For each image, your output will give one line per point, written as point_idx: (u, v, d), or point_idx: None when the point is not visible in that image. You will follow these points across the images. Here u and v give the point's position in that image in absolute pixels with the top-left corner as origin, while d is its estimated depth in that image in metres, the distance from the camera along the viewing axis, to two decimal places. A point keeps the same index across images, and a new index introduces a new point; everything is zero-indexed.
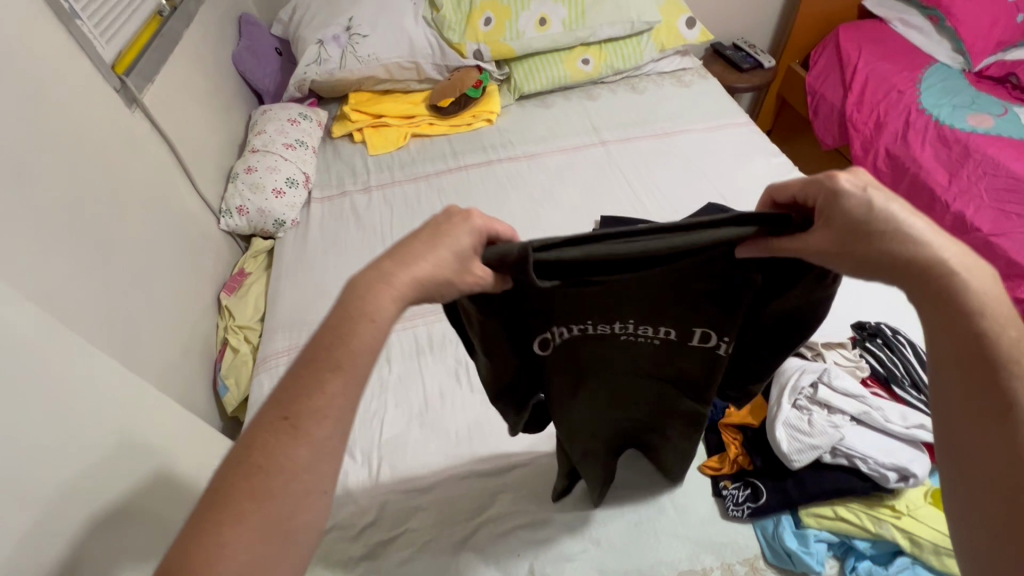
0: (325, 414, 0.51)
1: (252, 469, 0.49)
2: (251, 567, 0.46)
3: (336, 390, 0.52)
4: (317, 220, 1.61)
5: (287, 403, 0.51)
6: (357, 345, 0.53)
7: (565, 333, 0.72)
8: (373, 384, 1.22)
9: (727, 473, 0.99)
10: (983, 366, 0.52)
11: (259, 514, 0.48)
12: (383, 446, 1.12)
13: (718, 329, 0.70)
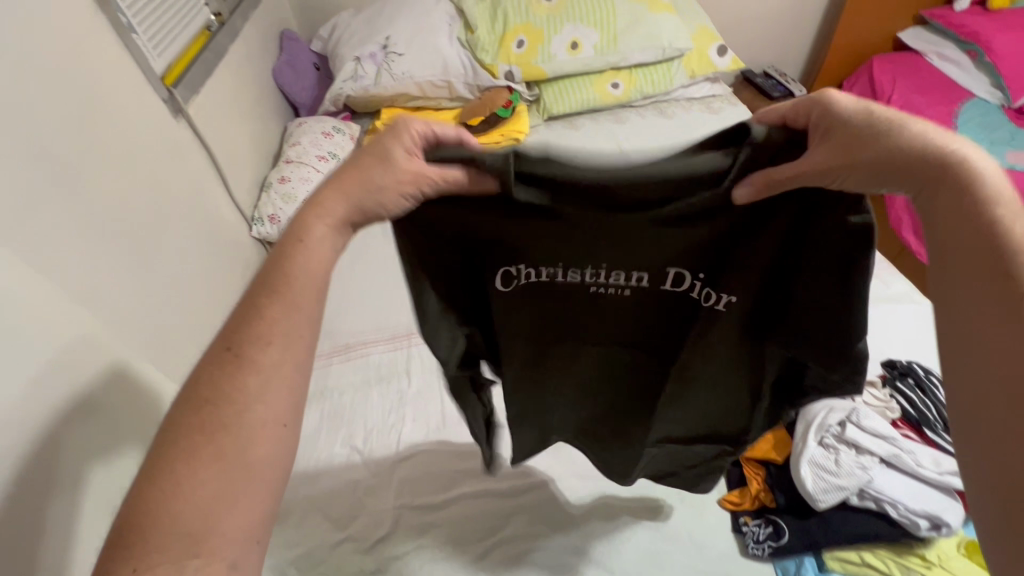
0: (269, 340, 0.59)
1: (200, 402, 0.57)
2: (212, 497, 0.53)
3: (275, 319, 0.60)
4: None
5: (229, 338, 0.60)
6: (297, 275, 0.61)
7: (537, 276, 0.71)
8: (392, 396, 1.23)
9: (748, 508, 0.96)
10: (1001, 279, 0.49)
11: (213, 444, 0.55)
12: (399, 460, 1.11)
13: (691, 268, 0.68)
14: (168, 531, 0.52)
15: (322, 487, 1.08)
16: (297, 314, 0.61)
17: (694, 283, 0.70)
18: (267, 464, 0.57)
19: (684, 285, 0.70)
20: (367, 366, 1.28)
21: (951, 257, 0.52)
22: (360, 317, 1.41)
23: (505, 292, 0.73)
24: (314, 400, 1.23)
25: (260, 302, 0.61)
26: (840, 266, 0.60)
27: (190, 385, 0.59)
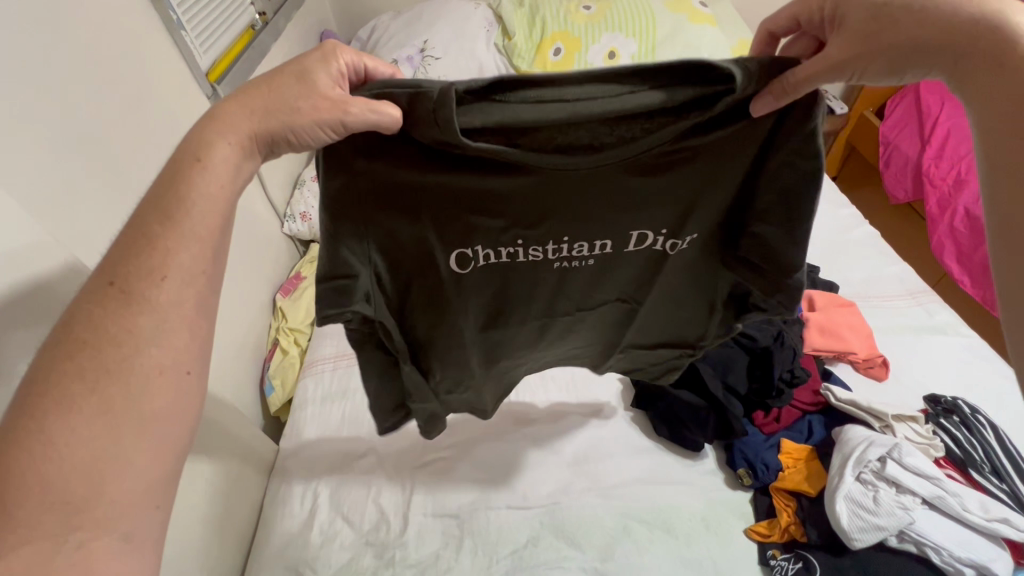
0: (163, 273, 0.49)
1: (76, 346, 0.46)
2: (92, 459, 0.43)
3: (175, 247, 0.50)
4: None
5: (111, 269, 0.49)
6: (192, 193, 0.51)
7: (496, 257, 0.71)
8: None
9: (777, 541, 0.93)
10: None
11: (90, 398, 0.44)
12: (419, 467, 1.10)
13: (652, 227, 0.70)
14: (41, 496, 0.41)
15: (341, 489, 1.08)
16: (200, 247, 0.51)
17: (656, 241, 0.73)
18: (158, 417, 0.46)
19: (648, 243, 0.73)
20: None
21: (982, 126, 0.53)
22: None
23: (460, 272, 0.72)
24: (337, 400, 1.23)
25: (150, 229, 0.50)
26: (780, 197, 0.66)
27: (62, 327, 0.47)
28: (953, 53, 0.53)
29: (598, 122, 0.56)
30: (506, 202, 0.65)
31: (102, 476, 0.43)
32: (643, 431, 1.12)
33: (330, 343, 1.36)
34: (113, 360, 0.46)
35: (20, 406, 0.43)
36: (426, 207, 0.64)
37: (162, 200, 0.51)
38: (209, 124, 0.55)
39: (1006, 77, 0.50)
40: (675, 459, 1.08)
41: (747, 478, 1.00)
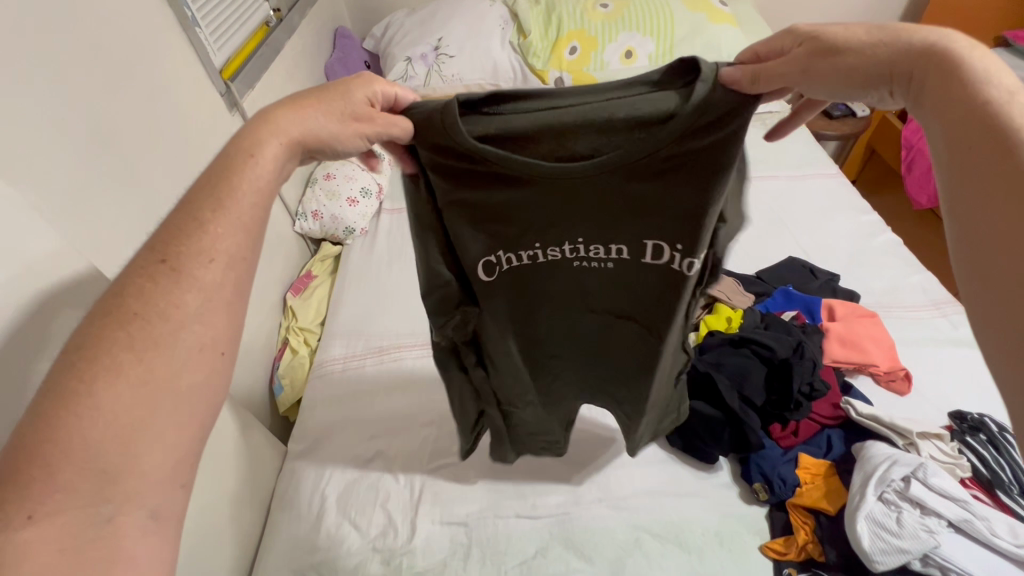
0: (211, 255, 0.52)
1: (125, 316, 0.48)
2: (128, 432, 0.44)
3: (222, 232, 0.53)
4: (385, 230, 1.68)
5: (162, 248, 0.52)
6: (241, 183, 0.55)
7: (518, 259, 0.77)
8: (423, 405, 1.21)
9: (793, 559, 0.91)
10: (981, 134, 0.51)
11: (136, 368, 0.46)
12: (428, 472, 1.09)
13: (667, 239, 0.72)
14: (82, 462, 0.43)
15: (350, 492, 1.07)
16: (247, 232, 0.54)
17: (672, 256, 0.74)
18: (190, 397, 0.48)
19: (664, 258, 0.75)
20: (401, 371, 1.28)
21: (943, 134, 0.54)
22: (397, 320, 1.40)
23: (489, 279, 0.78)
24: (347, 401, 1.22)
25: (201, 213, 0.53)
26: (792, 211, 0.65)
27: (109, 296, 0.49)
28: (901, 63, 0.56)
29: (588, 130, 0.63)
30: (524, 209, 0.70)
31: (139, 447, 0.45)
32: (656, 442, 1.10)
33: (340, 344, 1.36)
34: (160, 330, 0.48)
35: (64, 375, 0.45)
36: (462, 223, 0.71)
37: (216, 185, 0.55)
38: (262, 126, 0.59)
39: (945, 89, 0.54)
40: (689, 472, 1.05)
41: (763, 493, 0.98)
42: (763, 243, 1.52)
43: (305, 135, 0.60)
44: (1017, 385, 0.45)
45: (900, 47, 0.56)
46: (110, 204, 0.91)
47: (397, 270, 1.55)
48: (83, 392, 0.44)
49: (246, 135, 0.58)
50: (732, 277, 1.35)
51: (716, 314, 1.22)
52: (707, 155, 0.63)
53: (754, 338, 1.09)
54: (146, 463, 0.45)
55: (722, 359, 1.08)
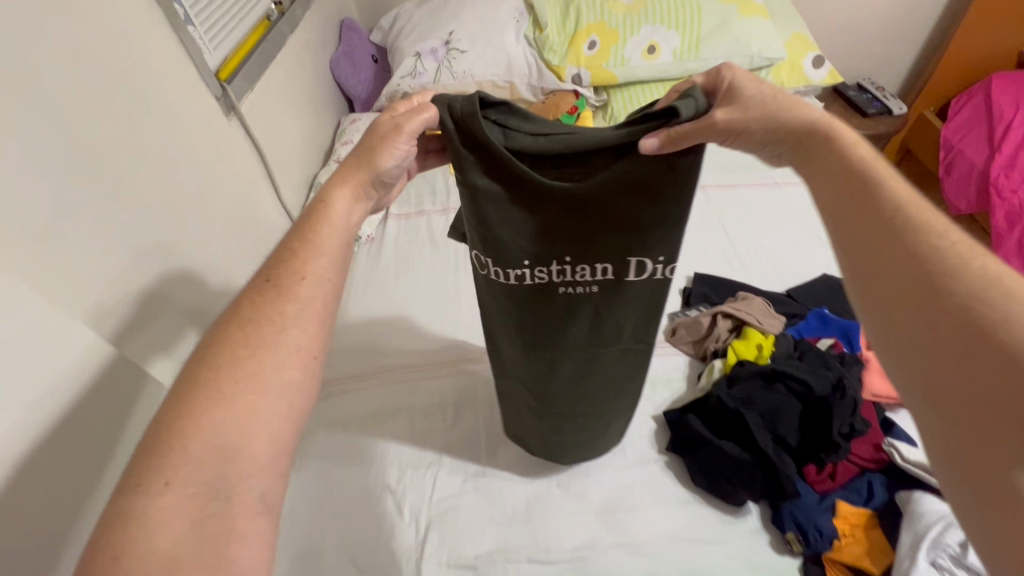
0: (303, 275, 0.70)
1: (242, 322, 0.66)
2: (241, 416, 0.60)
3: (315, 264, 0.71)
4: (392, 238, 1.60)
5: (267, 273, 0.71)
6: (322, 222, 0.73)
7: (508, 276, 0.83)
8: (431, 434, 1.14)
9: None
10: (863, 192, 0.63)
11: (252, 359, 0.64)
12: (434, 508, 1.03)
13: (649, 257, 0.80)
14: (209, 438, 0.58)
15: (353, 529, 1.01)
16: (325, 258, 0.72)
17: (653, 269, 0.82)
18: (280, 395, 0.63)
19: (646, 273, 0.82)
20: (406, 393, 1.21)
21: (830, 191, 0.67)
22: (403, 337, 1.33)
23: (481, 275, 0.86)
24: (350, 426, 1.16)
25: (294, 246, 0.72)
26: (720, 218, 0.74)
27: (231, 310, 0.69)
28: (795, 129, 0.72)
29: (585, 139, 0.71)
30: (520, 220, 0.78)
31: (246, 429, 0.60)
32: (679, 480, 1.03)
33: (344, 362, 1.29)
34: (265, 334, 0.66)
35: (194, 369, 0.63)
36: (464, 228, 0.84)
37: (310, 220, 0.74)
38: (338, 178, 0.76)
39: (810, 163, 0.71)
40: (715, 515, 0.98)
41: (797, 544, 0.90)
42: (793, 258, 1.43)
43: (361, 176, 0.75)
44: (911, 380, 0.54)
45: (796, 116, 0.71)
46: (93, 229, 0.84)
47: (404, 281, 1.47)
48: (210, 380, 0.61)
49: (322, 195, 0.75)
50: (762, 296, 1.26)
51: (746, 340, 1.13)
52: (669, 179, 0.73)
53: (789, 371, 1.00)
54: (254, 445, 0.60)
55: (754, 393, 0.99)
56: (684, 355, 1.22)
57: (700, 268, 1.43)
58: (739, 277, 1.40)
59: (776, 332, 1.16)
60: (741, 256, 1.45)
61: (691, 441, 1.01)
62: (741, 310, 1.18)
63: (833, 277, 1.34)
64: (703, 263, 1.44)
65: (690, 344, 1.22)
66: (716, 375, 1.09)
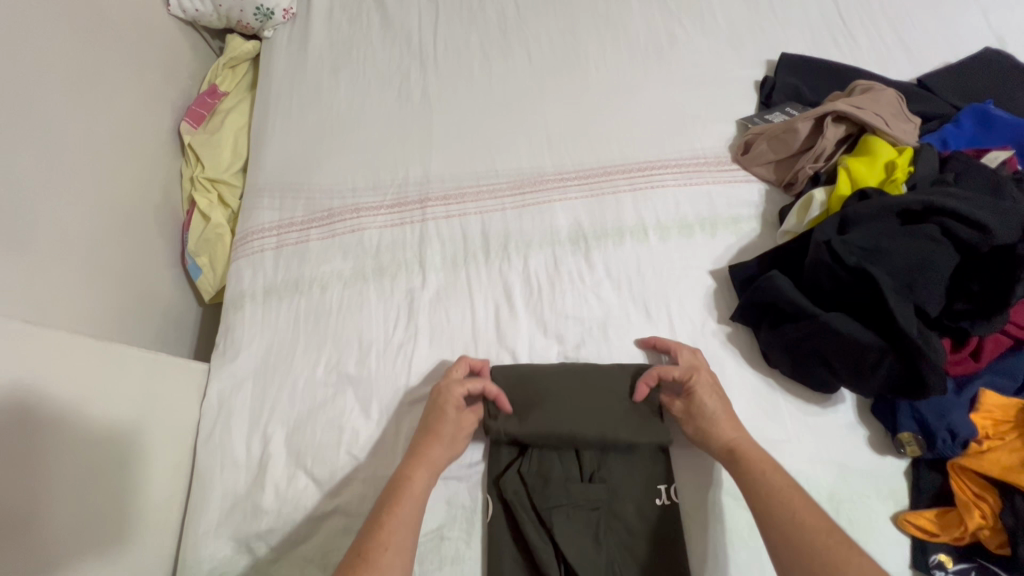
0: (425, 448, 0.65)
1: (386, 511, 0.59)
2: (418, 447, 0.65)
3: (432, 455, 0.65)
4: (324, 12, 1.08)
5: (403, 472, 0.63)
6: (436, 438, 0.66)
7: (536, 542, 0.64)
8: (400, 297, 0.82)
9: (947, 543, 0.61)
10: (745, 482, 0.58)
11: (399, 478, 0.62)
12: (407, 401, 0.75)
13: (665, 475, 0.67)
14: (428, 463, 0.64)
15: (302, 430, 0.75)
16: (432, 444, 0.65)
17: (660, 489, 0.67)
18: (418, 497, 0.61)
19: (651, 489, 0.67)
20: (355, 243, 0.87)
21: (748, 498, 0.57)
22: (351, 167, 0.93)
23: (524, 563, 0.65)
24: (285, 296, 0.84)
25: (417, 449, 0.65)
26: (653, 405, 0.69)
27: (376, 511, 0.59)
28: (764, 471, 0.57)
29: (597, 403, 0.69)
30: (558, 501, 0.66)
31: (412, 458, 0.64)
32: (746, 357, 0.74)
33: (270, 203, 0.92)
34: (420, 451, 0.65)
35: (378, 510, 0.59)
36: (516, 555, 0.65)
37: (389, 493, 0.61)
38: (410, 457, 0.65)
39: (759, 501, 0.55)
40: (796, 405, 0.71)
41: (913, 446, 0.65)
42: (927, 22, 0.95)
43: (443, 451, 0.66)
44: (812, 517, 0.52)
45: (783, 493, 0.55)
46: None
47: (344, 81, 1.00)
48: (390, 498, 0.60)
49: (400, 472, 0.63)
50: (893, 88, 0.83)
51: (869, 157, 0.74)
52: (634, 463, 0.68)
53: (949, 206, 0.63)
54: (415, 481, 0.62)
55: (884, 241, 0.65)
56: (759, 182, 0.84)
57: (787, 49, 0.96)
58: (841, 56, 0.94)
59: (910, 143, 0.76)
60: (849, 23, 0.97)
61: (776, 309, 0.70)
62: (864, 109, 0.77)
63: (993, 50, 0.88)
64: (787, 39, 0.96)
65: (769, 166, 0.83)
66: (813, 215, 0.74)
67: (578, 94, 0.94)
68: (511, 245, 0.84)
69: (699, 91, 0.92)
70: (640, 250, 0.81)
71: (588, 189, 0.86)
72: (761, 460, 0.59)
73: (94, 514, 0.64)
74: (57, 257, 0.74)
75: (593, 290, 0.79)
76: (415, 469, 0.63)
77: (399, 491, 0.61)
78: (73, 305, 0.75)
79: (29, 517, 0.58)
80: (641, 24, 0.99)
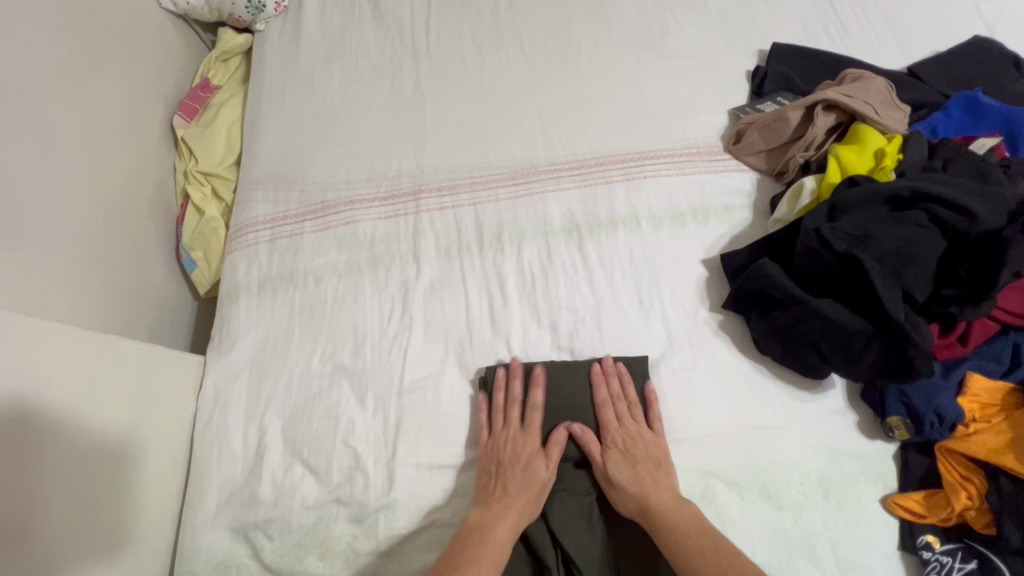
0: (499, 497, 0.65)
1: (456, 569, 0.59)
2: (495, 493, 0.66)
3: (511, 505, 0.64)
4: (316, 4, 1.08)
5: (479, 527, 0.63)
6: (516, 481, 0.66)
7: (533, 529, 0.65)
8: (394, 289, 0.82)
9: (934, 525, 0.62)
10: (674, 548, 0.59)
11: (474, 532, 0.63)
12: (402, 392, 0.75)
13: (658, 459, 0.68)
14: (511, 517, 0.64)
15: (297, 421, 0.76)
16: (510, 492, 0.65)
17: None
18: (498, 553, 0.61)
19: None
20: (349, 236, 0.87)
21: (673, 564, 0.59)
22: (344, 159, 0.93)
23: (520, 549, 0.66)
24: (280, 288, 0.85)
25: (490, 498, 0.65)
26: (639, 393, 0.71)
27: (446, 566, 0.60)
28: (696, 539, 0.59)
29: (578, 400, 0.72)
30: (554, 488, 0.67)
31: (491, 510, 0.64)
32: (737, 345, 0.74)
33: (264, 197, 0.92)
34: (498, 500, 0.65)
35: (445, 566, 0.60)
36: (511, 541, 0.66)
37: (464, 551, 0.61)
38: (489, 508, 0.65)
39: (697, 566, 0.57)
40: (787, 391, 0.71)
41: (901, 430, 0.66)
42: (917, 10, 0.95)
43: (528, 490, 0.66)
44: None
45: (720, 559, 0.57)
46: None
47: (337, 74, 1.00)
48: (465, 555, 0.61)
49: (479, 524, 0.63)
50: (882, 77, 0.83)
51: (858, 145, 0.74)
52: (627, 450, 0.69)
53: (938, 192, 0.64)
54: (497, 533, 0.62)
55: (874, 228, 0.65)
56: (750, 172, 0.85)
57: (778, 38, 0.96)
58: (832, 45, 0.94)
59: (900, 131, 0.77)
60: (840, 12, 0.97)
61: (766, 297, 0.71)
62: (854, 98, 0.78)
63: (983, 38, 0.89)
64: (779, 29, 0.97)
65: (761, 155, 0.84)
66: (804, 204, 0.75)
67: (571, 85, 0.94)
68: (504, 236, 0.84)
69: (691, 82, 0.93)
70: (632, 240, 0.82)
71: (582, 179, 0.87)
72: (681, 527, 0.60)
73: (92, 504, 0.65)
74: (53, 251, 0.74)
75: (586, 280, 0.80)
76: (504, 516, 0.63)
77: (467, 564, 0.59)
78: (68, 297, 0.75)
79: (27, 506, 0.58)
80: (634, 14, 0.99)
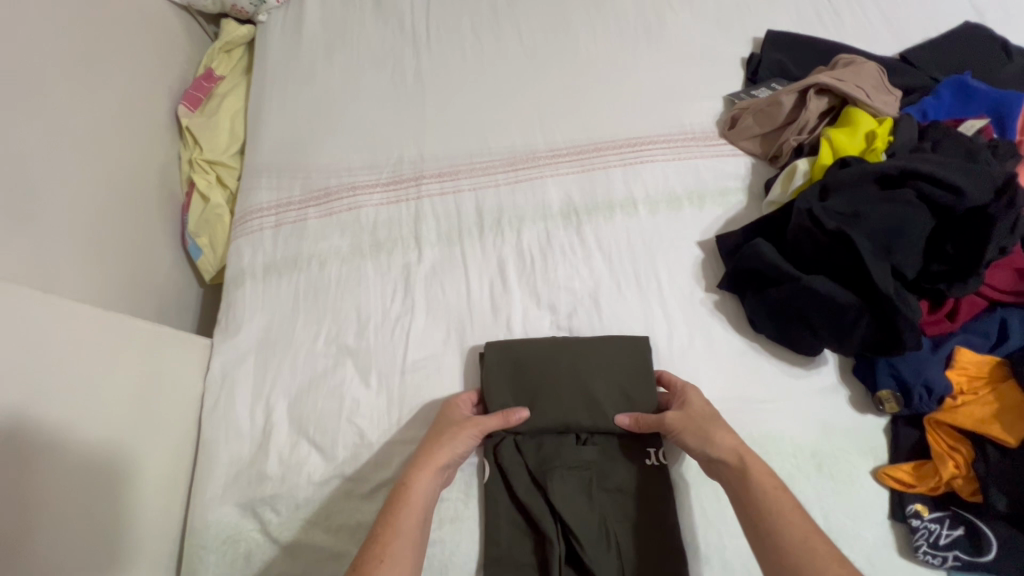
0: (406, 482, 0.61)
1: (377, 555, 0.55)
2: (404, 479, 0.62)
3: (417, 490, 0.60)
4: None
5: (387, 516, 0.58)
6: (428, 464, 0.63)
7: (537, 505, 0.67)
8: (396, 272, 0.84)
9: (923, 494, 0.64)
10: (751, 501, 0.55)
11: (388, 516, 0.59)
12: (405, 371, 0.77)
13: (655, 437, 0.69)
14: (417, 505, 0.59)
15: (302, 400, 0.78)
16: (419, 476, 0.62)
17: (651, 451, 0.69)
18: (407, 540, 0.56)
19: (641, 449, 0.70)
20: (352, 221, 0.89)
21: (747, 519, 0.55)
22: (347, 147, 0.95)
23: (523, 523, 0.68)
24: (284, 272, 0.86)
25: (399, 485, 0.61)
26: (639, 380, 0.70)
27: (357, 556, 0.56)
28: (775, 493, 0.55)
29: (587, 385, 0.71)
30: (556, 467, 0.68)
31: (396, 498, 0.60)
32: (732, 324, 0.76)
33: (269, 184, 0.94)
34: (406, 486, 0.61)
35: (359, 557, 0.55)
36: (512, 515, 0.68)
37: (375, 538, 0.56)
38: (395, 496, 0.60)
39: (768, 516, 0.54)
40: (780, 368, 0.73)
41: (891, 403, 0.67)
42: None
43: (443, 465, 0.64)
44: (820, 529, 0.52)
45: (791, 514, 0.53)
46: None
47: (339, 64, 1.02)
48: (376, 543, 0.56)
49: (383, 516, 0.58)
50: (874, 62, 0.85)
51: (850, 127, 0.76)
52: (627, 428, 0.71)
53: (926, 170, 0.65)
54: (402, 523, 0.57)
55: (863, 206, 0.67)
56: (745, 156, 0.87)
57: (772, 27, 0.98)
58: (825, 33, 0.96)
59: (891, 114, 0.78)
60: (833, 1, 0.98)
61: (759, 276, 0.73)
62: (846, 82, 0.79)
63: (973, 25, 0.90)
64: (773, 17, 0.98)
65: (755, 139, 0.86)
66: (796, 185, 0.76)
67: (569, 73, 0.96)
68: (504, 220, 0.86)
69: (686, 69, 0.95)
70: (629, 222, 0.84)
71: (579, 164, 0.89)
72: (771, 482, 0.56)
73: (105, 477, 0.67)
74: (63, 234, 0.76)
75: (584, 261, 0.82)
76: (402, 504, 0.59)
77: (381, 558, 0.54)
78: (78, 280, 0.77)
79: (43, 476, 0.60)
80: (631, 3, 1.01)
